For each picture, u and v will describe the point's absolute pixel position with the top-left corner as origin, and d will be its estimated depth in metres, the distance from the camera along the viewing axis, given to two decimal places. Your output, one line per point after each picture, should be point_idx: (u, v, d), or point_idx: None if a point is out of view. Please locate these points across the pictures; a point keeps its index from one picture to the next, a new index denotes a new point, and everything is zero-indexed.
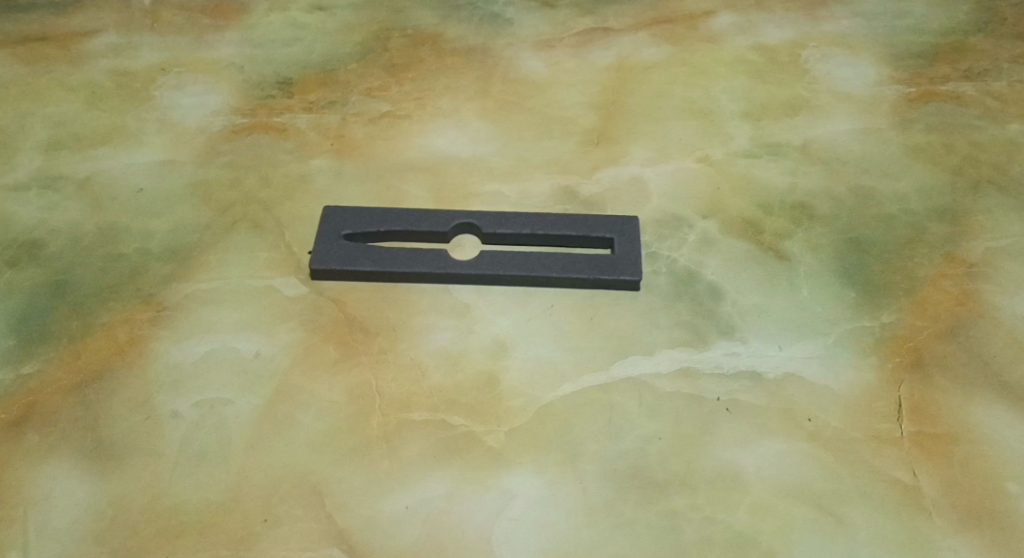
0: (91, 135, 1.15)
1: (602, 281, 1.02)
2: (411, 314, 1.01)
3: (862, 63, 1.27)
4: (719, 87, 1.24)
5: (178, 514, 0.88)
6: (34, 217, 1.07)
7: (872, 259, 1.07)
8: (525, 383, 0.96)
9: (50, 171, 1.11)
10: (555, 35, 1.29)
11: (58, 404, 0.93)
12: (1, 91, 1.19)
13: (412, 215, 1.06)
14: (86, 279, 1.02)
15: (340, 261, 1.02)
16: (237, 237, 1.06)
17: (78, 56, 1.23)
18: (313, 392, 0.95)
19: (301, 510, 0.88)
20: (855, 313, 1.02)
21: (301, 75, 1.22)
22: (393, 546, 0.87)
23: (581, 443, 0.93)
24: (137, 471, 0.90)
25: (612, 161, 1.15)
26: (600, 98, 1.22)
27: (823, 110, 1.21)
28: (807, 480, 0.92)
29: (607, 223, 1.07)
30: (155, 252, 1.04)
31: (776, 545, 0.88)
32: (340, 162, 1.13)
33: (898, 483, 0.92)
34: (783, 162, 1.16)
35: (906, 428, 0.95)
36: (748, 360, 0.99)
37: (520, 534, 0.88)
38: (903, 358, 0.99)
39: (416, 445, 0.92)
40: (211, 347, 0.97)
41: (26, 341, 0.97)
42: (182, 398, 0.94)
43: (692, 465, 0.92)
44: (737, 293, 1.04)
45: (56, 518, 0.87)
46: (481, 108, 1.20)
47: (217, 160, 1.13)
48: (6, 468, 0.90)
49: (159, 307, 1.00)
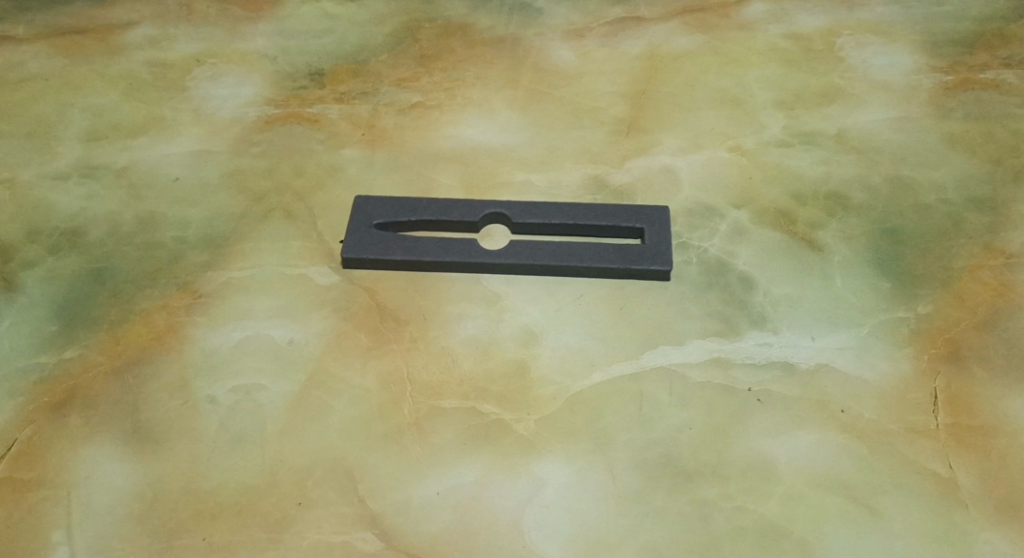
0: (129, 126, 1.17)
1: (632, 271, 1.02)
2: (442, 302, 1.02)
3: (898, 51, 1.25)
4: (751, 76, 1.23)
5: (215, 496, 0.89)
6: (75, 205, 1.10)
7: (908, 249, 1.06)
8: (556, 371, 0.97)
9: (91, 161, 1.14)
10: (586, 25, 1.29)
11: (98, 388, 0.95)
12: (41, 82, 1.22)
13: (443, 205, 1.07)
14: (126, 266, 1.04)
15: (372, 250, 1.03)
16: (272, 226, 1.07)
17: (116, 48, 1.26)
18: (345, 379, 0.96)
19: (334, 494, 0.90)
20: (890, 304, 1.01)
21: (334, 66, 1.24)
22: (425, 531, 0.88)
23: (612, 432, 0.93)
24: (175, 454, 0.92)
25: (642, 151, 1.14)
26: (631, 87, 1.21)
27: (857, 99, 1.20)
28: (840, 471, 0.91)
29: (638, 213, 1.06)
30: (192, 240, 1.06)
31: (809, 536, 0.88)
32: (371, 152, 1.14)
33: (933, 475, 0.91)
34: (817, 152, 1.15)
35: (941, 420, 0.94)
36: (780, 351, 0.98)
37: (551, 520, 0.88)
38: (938, 350, 0.98)
39: (448, 432, 0.93)
40: (246, 333, 0.99)
41: (68, 326, 0.99)
42: (218, 383, 0.96)
43: (724, 454, 0.92)
44: (769, 283, 1.03)
45: (98, 499, 0.89)
46: (512, 98, 1.20)
47: (251, 151, 1.15)
48: (47, 449, 0.92)
49: (196, 294, 1.02)
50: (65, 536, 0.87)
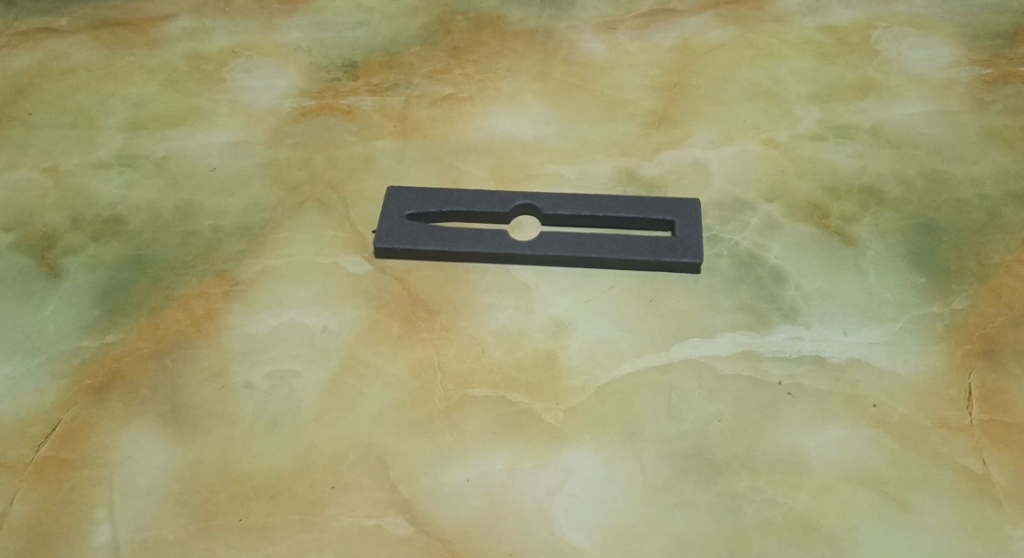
0: (168, 116, 1.20)
1: (662, 263, 1.03)
2: (472, 292, 1.03)
3: (935, 43, 1.23)
4: (785, 68, 1.22)
5: (250, 479, 0.91)
6: (117, 193, 1.12)
7: (943, 243, 1.05)
8: (585, 361, 0.97)
9: (131, 151, 1.17)
10: (618, 17, 1.29)
11: (138, 371, 0.98)
12: (83, 73, 1.25)
13: (474, 196, 1.08)
14: (165, 253, 1.07)
15: (403, 240, 1.04)
16: (306, 216, 1.09)
17: (155, 40, 1.28)
18: (377, 367, 0.98)
19: (367, 479, 0.91)
20: (923, 300, 1.00)
21: (367, 58, 1.25)
22: (455, 517, 0.89)
23: (641, 423, 0.93)
24: (212, 437, 0.94)
25: (674, 143, 1.14)
26: (663, 79, 1.21)
27: (893, 92, 1.19)
28: (872, 465, 0.91)
29: (669, 206, 1.06)
30: (229, 228, 1.09)
31: (838, 529, 0.87)
32: (403, 143, 1.16)
33: (966, 472, 0.90)
34: (851, 145, 1.14)
35: (976, 416, 0.93)
36: (811, 344, 0.98)
37: (580, 509, 0.89)
38: (973, 345, 0.97)
39: (479, 420, 0.94)
40: (281, 321, 1.01)
41: (109, 311, 1.02)
42: (254, 368, 0.98)
43: (754, 447, 0.92)
44: (800, 276, 1.03)
45: (138, 480, 0.92)
46: (543, 90, 1.21)
47: (287, 141, 1.17)
48: (88, 431, 0.95)
49: (233, 282, 1.04)
50: (108, 515, 0.90)
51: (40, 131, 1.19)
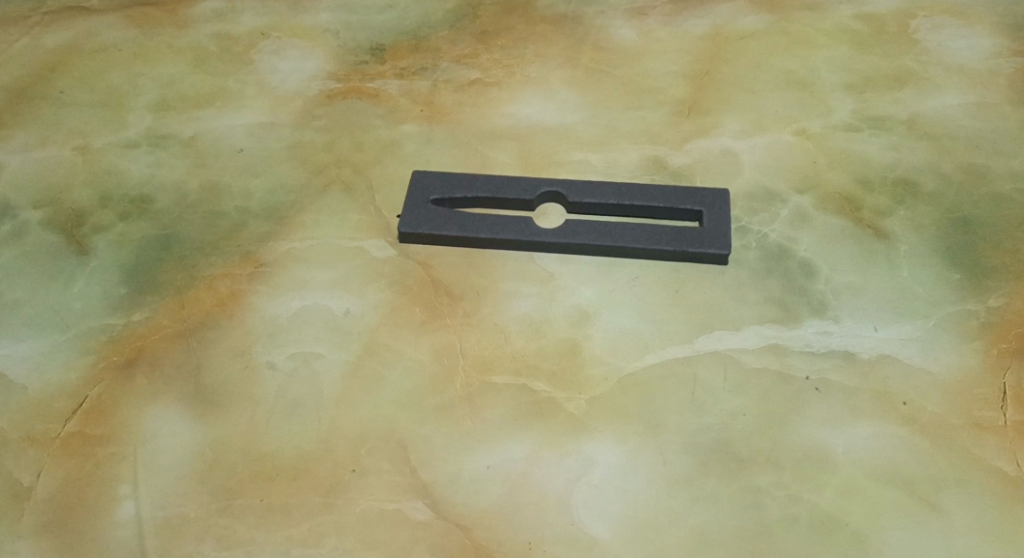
0: (197, 96, 1.21)
1: (689, 254, 1.01)
2: (495, 279, 1.02)
3: (976, 33, 1.20)
4: (818, 57, 1.20)
5: (273, 460, 0.92)
6: (145, 173, 1.13)
7: (980, 238, 1.02)
8: (608, 351, 0.97)
9: (160, 131, 1.17)
10: (650, 3, 1.27)
11: (163, 350, 0.99)
12: (114, 52, 1.26)
13: (500, 182, 1.07)
14: (192, 233, 1.08)
15: (428, 225, 1.04)
16: (331, 199, 1.09)
17: (185, 21, 1.29)
18: (399, 351, 0.98)
19: (387, 463, 0.91)
20: (957, 297, 0.98)
21: (394, 42, 1.25)
22: (474, 503, 0.89)
23: (664, 414, 0.92)
24: (235, 417, 0.94)
25: (702, 132, 1.13)
26: (692, 67, 1.20)
27: (931, 83, 1.16)
28: (900, 464, 0.89)
29: (697, 196, 1.05)
30: (255, 210, 1.09)
31: (864, 528, 0.86)
32: (429, 128, 1.15)
33: (998, 473, 0.88)
34: (886, 136, 1.11)
35: (1010, 417, 0.91)
36: (840, 339, 0.96)
37: (600, 500, 0.88)
38: (1008, 345, 0.95)
39: (500, 408, 0.94)
40: (305, 303, 1.01)
41: (136, 290, 1.03)
42: (277, 349, 0.98)
43: (780, 442, 0.91)
44: (830, 270, 1.01)
45: (162, 458, 0.93)
46: (572, 76, 1.20)
47: (313, 124, 1.17)
48: (113, 408, 0.96)
49: (257, 264, 1.05)
50: (132, 491, 0.91)
51: (71, 110, 1.20)
